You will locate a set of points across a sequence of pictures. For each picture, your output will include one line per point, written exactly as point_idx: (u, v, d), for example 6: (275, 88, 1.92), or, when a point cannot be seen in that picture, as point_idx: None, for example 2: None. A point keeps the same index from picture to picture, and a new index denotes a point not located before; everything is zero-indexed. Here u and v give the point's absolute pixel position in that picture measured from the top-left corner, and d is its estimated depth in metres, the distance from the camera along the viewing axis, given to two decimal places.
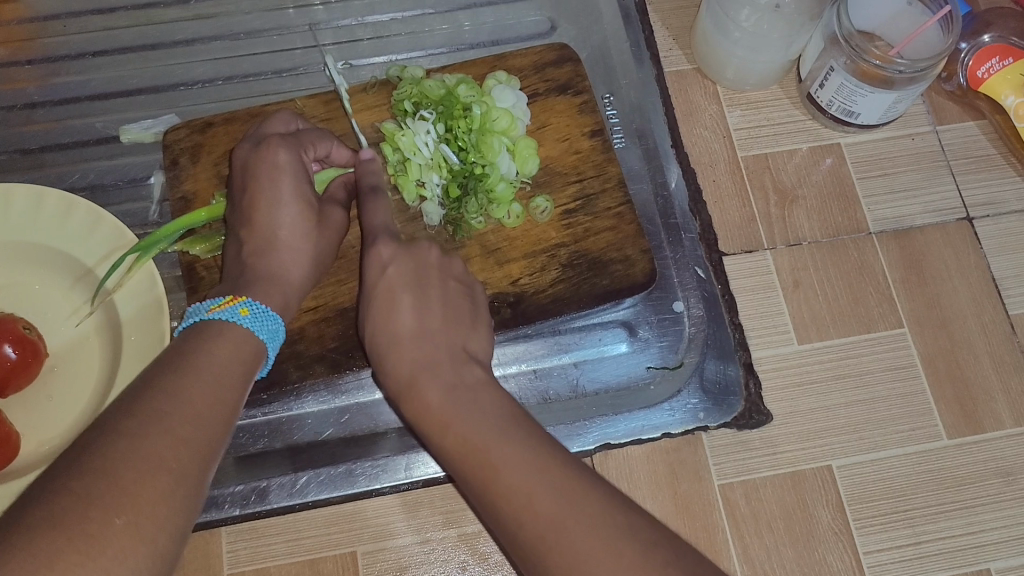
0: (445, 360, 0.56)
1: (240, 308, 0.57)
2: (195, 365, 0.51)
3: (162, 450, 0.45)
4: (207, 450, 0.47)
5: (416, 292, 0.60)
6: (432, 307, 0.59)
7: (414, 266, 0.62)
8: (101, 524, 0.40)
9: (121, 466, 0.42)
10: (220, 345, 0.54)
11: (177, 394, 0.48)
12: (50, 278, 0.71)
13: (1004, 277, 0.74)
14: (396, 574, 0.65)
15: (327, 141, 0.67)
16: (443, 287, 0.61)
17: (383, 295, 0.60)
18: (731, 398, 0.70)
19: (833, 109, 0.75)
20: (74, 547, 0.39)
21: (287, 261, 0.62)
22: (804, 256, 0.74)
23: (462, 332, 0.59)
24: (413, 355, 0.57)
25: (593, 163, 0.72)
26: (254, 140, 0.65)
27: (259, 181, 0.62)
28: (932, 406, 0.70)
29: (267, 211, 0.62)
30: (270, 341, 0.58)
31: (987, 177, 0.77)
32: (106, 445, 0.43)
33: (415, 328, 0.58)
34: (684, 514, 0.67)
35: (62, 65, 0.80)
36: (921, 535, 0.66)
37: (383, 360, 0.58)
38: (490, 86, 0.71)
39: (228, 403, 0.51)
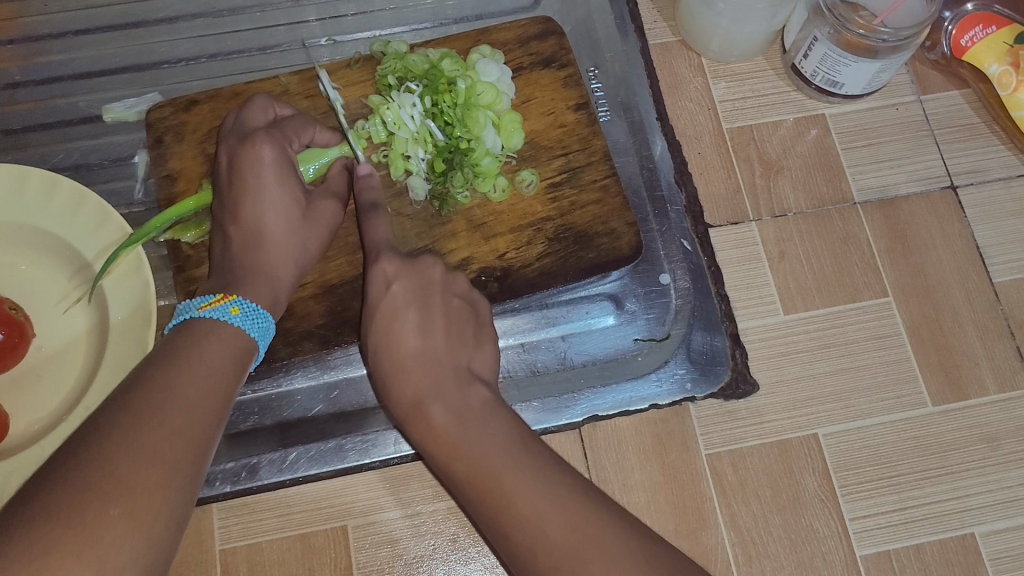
0: (448, 385, 0.58)
1: (231, 306, 0.57)
2: (187, 359, 0.51)
3: (156, 442, 0.45)
4: (202, 444, 0.47)
5: (421, 310, 0.62)
6: (436, 330, 0.61)
7: (418, 284, 0.63)
8: (94, 516, 0.40)
9: (116, 456, 0.43)
10: (212, 340, 0.54)
11: (170, 387, 0.48)
12: (36, 258, 0.70)
13: (988, 245, 0.74)
14: (387, 547, 0.65)
15: (310, 129, 0.67)
16: (448, 306, 0.63)
17: (385, 313, 0.62)
18: (718, 367, 0.70)
19: (818, 79, 0.75)
20: (70, 536, 0.39)
21: (277, 258, 0.63)
22: (789, 226, 0.75)
23: (466, 351, 0.61)
24: (418, 378, 0.59)
25: (578, 137, 0.72)
26: (239, 134, 0.65)
27: (246, 178, 0.63)
28: (917, 373, 0.70)
29: (255, 208, 0.63)
30: (261, 339, 0.59)
31: (972, 145, 0.77)
32: (102, 437, 0.43)
33: (419, 351, 0.60)
34: (672, 483, 0.67)
35: (43, 44, 0.79)
36: (907, 501, 0.67)
37: (388, 385, 0.60)
38: (473, 60, 0.71)
39: (221, 396, 0.51)
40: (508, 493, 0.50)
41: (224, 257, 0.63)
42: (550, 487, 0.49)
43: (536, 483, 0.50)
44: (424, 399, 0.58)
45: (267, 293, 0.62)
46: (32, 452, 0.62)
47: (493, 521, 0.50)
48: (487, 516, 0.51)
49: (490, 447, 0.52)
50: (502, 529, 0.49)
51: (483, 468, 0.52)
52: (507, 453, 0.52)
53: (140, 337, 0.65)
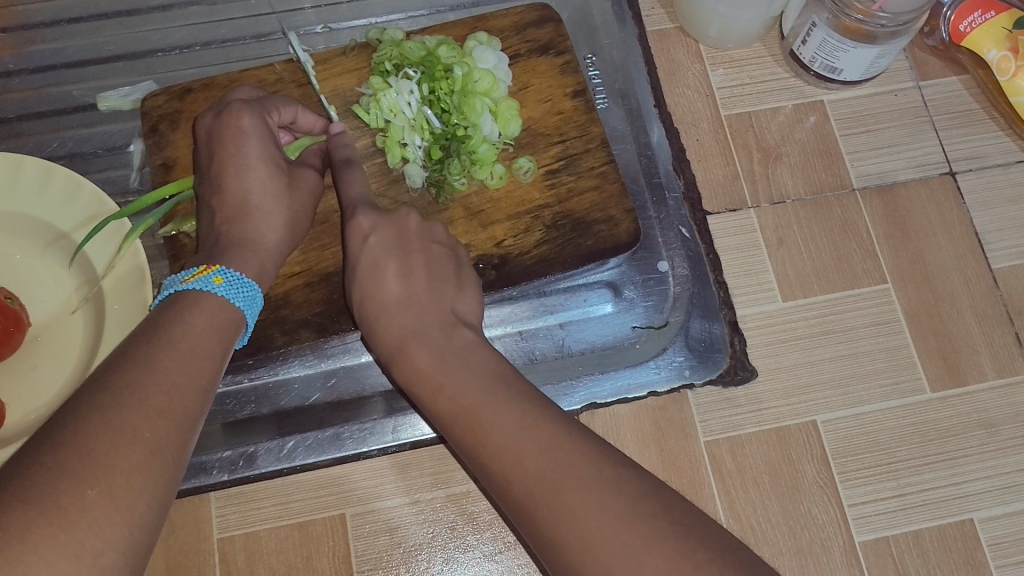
0: (431, 327, 0.58)
1: (215, 276, 0.57)
2: (168, 337, 0.51)
3: (136, 421, 0.44)
4: (185, 420, 0.47)
5: (400, 259, 0.62)
6: (416, 275, 0.61)
7: (395, 235, 0.63)
8: (71, 497, 0.39)
9: (94, 437, 0.42)
10: (195, 315, 0.54)
11: (150, 366, 0.48)
12: (30, 247, 0.70)
13: (987, 231, 0.74)
14: (385, 535, 0.65)
15: (294, 107, 0.67)
16: (427, 252, 0.63)
17: (366, 265, 0.62)
18: (716, 355, 0.70)
19: (816, 65, 0.75)
20: (50, 518, 0.38)
21: (262, 225, 0.62)
22: (788, 213, 0.74)
23: (448, 291, 0.61)
24: (400, 321, 0.59)
25: (575, 124, 0.72)
26: (218, 108, 0.65)
27: (227, 148, 0.62)
28: (916, 359, 0.70)
29: (236, 177, 0.62)
30: (249, 308, 0.58)
31: (971, 132, 0.77)
32: (80, 419, 0.43)
33: (399, 294, 0.60)
34: (670, 470, 0.67)
35: (37, 33, 0.78)
36: (906, 487, 0.67)
37: (373, 329, 0.60)
38: (470, 47, 0.70)
39: (204, 372, 0.51)
40: (498, 437, 0.49)
41: (210, 231, 0.62)
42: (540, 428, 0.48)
43: (529, 424, 0.49)
44: (407, 339, 0.58)
45: (263, 281, 0.62)
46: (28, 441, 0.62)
47: (484, 462, 0.50)
48: (480, 460, 0.50)
49: (480, 392, 0.52)
50: (495, 471, 0.49)
51: (476, 412, 0.51)
52: (496, 396, 0.51)
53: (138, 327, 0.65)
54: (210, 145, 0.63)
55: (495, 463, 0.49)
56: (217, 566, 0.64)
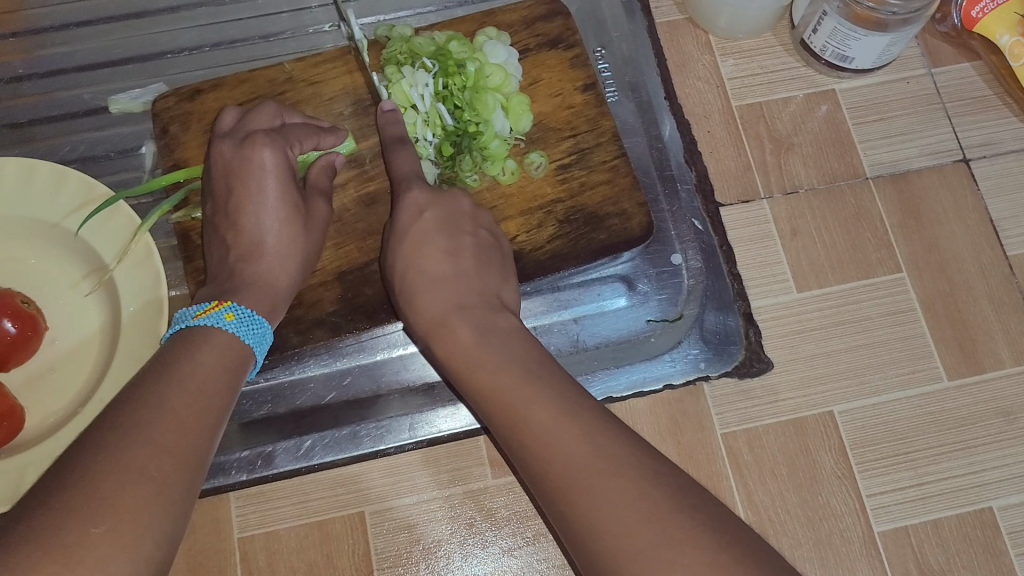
0: (476, 303, 0.61)
1: (226, 313, 0.58)
2: (176, 375, 0.51)
3: (144, 458, 0.45)
4: (194, 456, 0.47)
5: (450, 236, 0.63)
6: (464, 254, 0.62)
7: (447, 211, 0.64)
8: (77, 535, 0.40)
9: (100, 477, 0.43)
10: (205, 354, 0.54)
11: (158, 405, 0.48)
12: (46, 251, 0.70)
13: (1002, 219, 0.74)
14: (404, 532, 0.65)
15: (313, 136, 0.66)
16: (475, 234, 0.64)
17: (413, 239, 0.63)
18: (731, 347, 0.70)
19: (827, 54, 0.75)
20: (53, 556, 0.38)
21: (276, 267, 0.63)
22: (801, 203, 0.74)
23: (494, 277, 0.63)
24: (445, 302, 0.61)
25: (586, 117, 0.72)
26: (237, 137, 0.64)
27: (247, 185, 0.63)
28: (933, 348, 0.70)
29: (254, 219, 0.63)
30: (257, 348, 0.59)
31: (984, 118, 0.77)
32: (87, 460, 0.43)
33: (449, 273, 0.62)
34: (688, 464, 0.67)
35: (46, 37, 0.78)
36: (924, 477, 0.67)
37: (416, 299, 0.61)
38: (480, 42, 0.70)
39: (212, 410, 0.51)
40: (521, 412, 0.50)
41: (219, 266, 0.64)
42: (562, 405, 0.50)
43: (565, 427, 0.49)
44: (450, 313, 0.60)
45: (279, 283, 0.62)
46: (46, 445, 0.63)
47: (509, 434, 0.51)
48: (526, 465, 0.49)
49: (508, 364, 0.54)
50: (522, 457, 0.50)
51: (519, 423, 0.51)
52: (522, 373, 0.53)
53: (153, 328, 0.65)
54: (226, 176, 0.63)
55: (517, 435, 0.50)
56: (237, 566, 0.64)
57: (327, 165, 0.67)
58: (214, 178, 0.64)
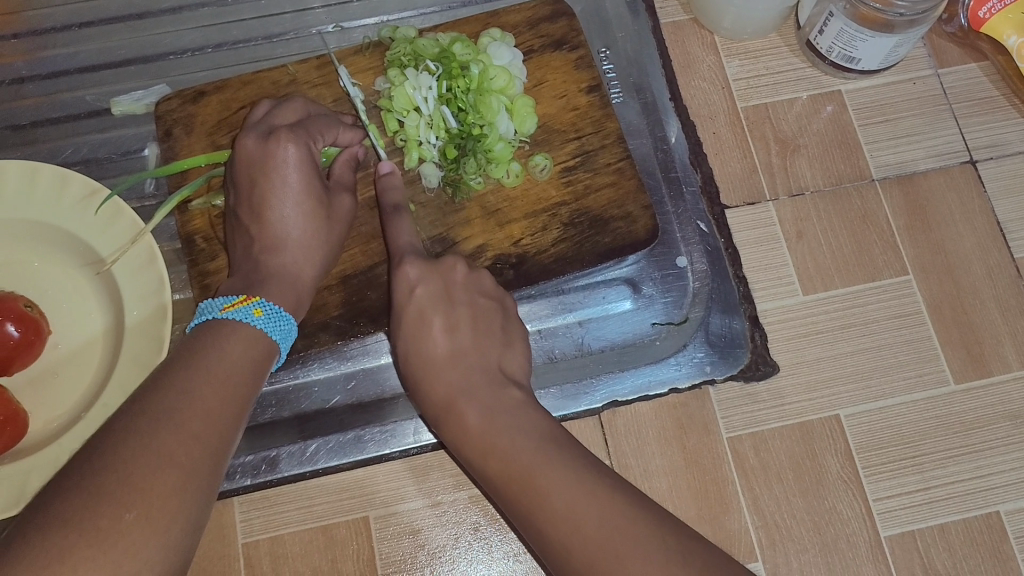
0: (480, 386, 0.58)
1: (255, 308, 0.57)
2: (206, 362, 0.51)
3: (175, 445, 0.45)
4: (221, 443, 0.48)
5: (444, 312, 0.62)
6: (462, 328, 0.61)
7: (440, 286, 0.62)
8: (110, 521, 0.40)
9: (133, 460, 0.43)
10: (232, 343, 0.54)
11: (188, 390, 0.48)
12: (49, 255, 0.70)
13: (1009, 221, 0.73)
14: (409, 537, 0.65)
15: (335, 128, 0.66)
16: (472, 303, 0.62)
17: (412, 316, 0.62)
18: (737, 350, 0.70)
19: (833, 56, 0.74)
20: (87, 542, 0.39)
21: (301, 260, 0.63)
22: (807, 206, 0.74)
23: (495, 348, 0.61)
24: (449, 379, 0.59)
25: (591, 120, 0.71)
26: (261, 130, 0.64)
27: (270, 178, 0.62)
28: (940, 352, 0.70)
29: (278, 211, 0.62)
30: (282, 341, 0.59)
31: (991, 119, 0.76)
32: (121, 441, 0.44)
33: (448, 350, 0.60)
34: (694, 467, 0.67)
35: (49, 38, 0.78)
36: (930, 481, 0.66)
37: (419, 385, 0.60)
38: (484, 44, 0.70)
39: (238, 399, 0.51)
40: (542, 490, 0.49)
41: (245, 258, 0.63)
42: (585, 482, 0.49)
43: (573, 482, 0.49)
44: (455, 398, 0.58)
45: (284, 285, 0.62)
46: (50, 451, 0.62)
47: (524, 507, 0.50)
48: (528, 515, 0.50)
49: (523, 444, 0.52)
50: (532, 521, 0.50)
51: (520, 471, 0.51)
52: None
53: (157, 334, 0.65)
54: (251, 170, 0.63)
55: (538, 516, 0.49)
56: (241, 570, 0.64)
57: (351, 157, 0.68)
58: (238, 172, 0.64)
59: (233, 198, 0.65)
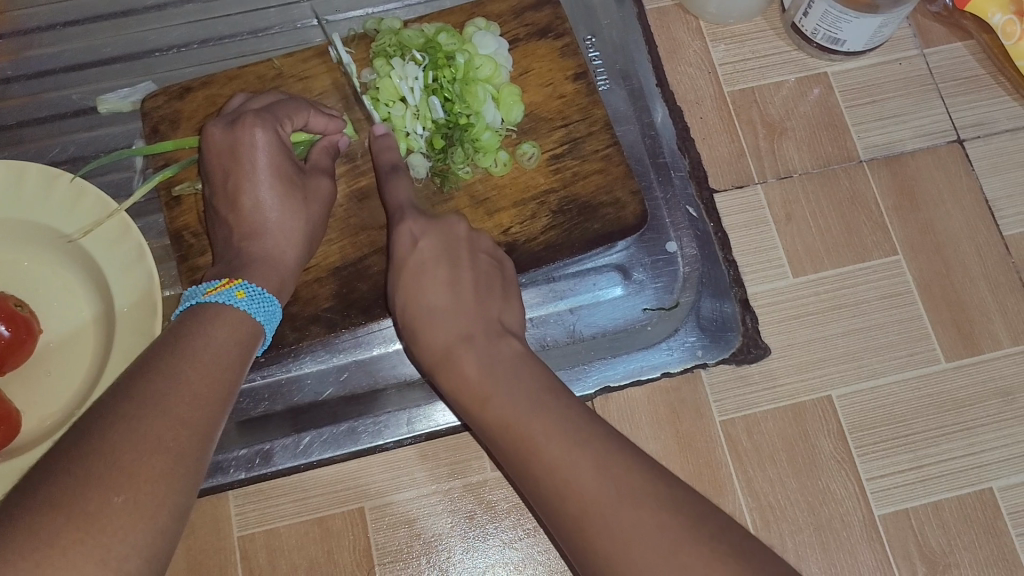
0: (480, 334, 0.58)
1: (237, 290, 0.57)
2: (191, 349, 0.51)
3: (162, 429, 0.45)
4: (209, 427, 0.48)
5: (447, 268, 0.62)
6: (463, 284, 0.61)
7: (442, 242, 0.63)
8: (97, 504, 0.40)
9: (120, 444, 0.43)
10: (216, 328, 0.54)
11: (173, 375, 0.48)
12: (39, 254, 0.70)
13: (996, 199, 0.73)
14: (404, 528, 0.65)
15: (304, 111, 0.65)
16: (474, 262, 0.63)
17: (412, 270, 0.62)
18: (728, 334, 0.70)
19: (819, 38, 0.74)
20: (74, 525, 0.39)
21: (282, 243, 0.63)
22: (795, 188, 0.74)
23: (495, 304, 0.61)
24: (448, 329, 0.59)
25: (577, 107, 0.71)
26: (228, 119, 0.63)
27: (240, 164, 0.62)
28: (930, 330, 0.70)
29: (253, 196, 0.62)
30: (269, 322, 0.59)
31: (977, 97, 0.76)
32: (107, 427, 0.44)
33: (449, 303, 0.60)
34: (687, 451, 0.67)
35: (33, 38, 0.78)
36: (924, 459, 0.67)
37: (416, 336, 0.61)
38: (469, 34, 0.70)
39: (226, 382, 0.51)
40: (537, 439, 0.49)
41: (228, 247, 0.63)
42: (576, 432, 0.49)
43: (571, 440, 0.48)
44: (454, 346, 0.58)
45: (274, 277, 0.62)
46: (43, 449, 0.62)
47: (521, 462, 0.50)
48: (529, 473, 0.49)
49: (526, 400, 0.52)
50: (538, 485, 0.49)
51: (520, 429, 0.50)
52: None
53: (148, 330, 0.65)
54: (220, 158, 0.63)
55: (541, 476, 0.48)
56: (238, 564, 0.64)
57: (330, 144, 0.68)
58: (210, 162, 0.63)
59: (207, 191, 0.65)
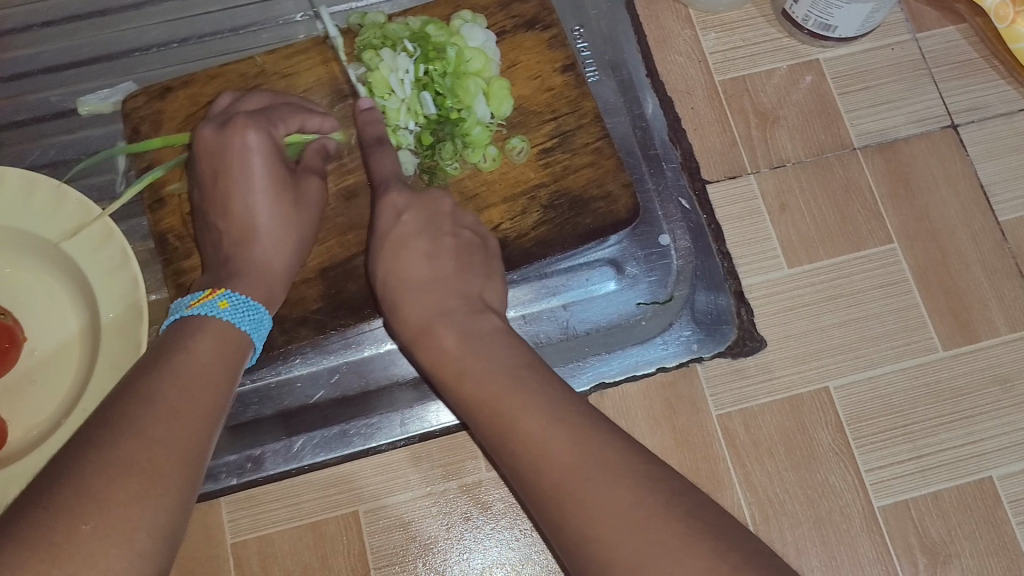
0: (457, 307, 0.59)
1: (220, 300, 0.57)
2: (169, 366, 0.50)
3: (137, 452, 0.43)
4: (186, 444, 0.46)
5: (431, 241, 0.62)
6: (446, 256, 0.62)
7: (426, 212, 0.63)
8: (67, 531, 0.38)
9: (92, 468, 0.41)
10: (197, 343, 0.53)
11: (149, 396, 0.47)
12: (22, 260, 0.69)
13: (992, 184, 0.73)
14: (399, 530, 0.64)
15: (299, 114, 0.65)
16: (457, 236, 0.63)
17: (393, 242, 0.62)
18: (723, 326, 0.69)
19: (810, 24, 0.73)
20: (42, 555, 0.37)
21: (270, 250, 0.62)
22: (788, 177, 0.73)
23: (477, 277, 0.62)
24: (425, 303, 0.60)
25: (567, 99, 0.70)
26: (220, 121, 0.62)
27: (231, 166, 0.61)
28: (927, 319, 0.69)
29: (245, 201, 0.61)
30: (257, 330, 0.58)
31: (971, 82, 0.75)
32: (78, 457, 0.42)
33: (428, 278, 0.61)
34: (684, 447, 0.66)
35: (10, 39, 0.76)
36: (922, 449, 0.66)
37: (397, 306, 0.61)
38: (456, 25, 0.68)
39: (205, 399, 0.50)
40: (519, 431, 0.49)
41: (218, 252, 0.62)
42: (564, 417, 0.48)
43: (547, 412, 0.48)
44: (435, 321, 0.59)
45: (262, 280, 0.61)
46: (29, 459, 0.61)
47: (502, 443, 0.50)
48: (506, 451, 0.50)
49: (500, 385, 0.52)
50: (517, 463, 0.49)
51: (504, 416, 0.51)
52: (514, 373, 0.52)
53: (134, 336, 0.63)
54: (211, 160, 0.62)
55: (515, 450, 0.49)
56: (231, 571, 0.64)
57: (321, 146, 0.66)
58: (200, 164, 0.62)
59: (198, 193, 0.64)
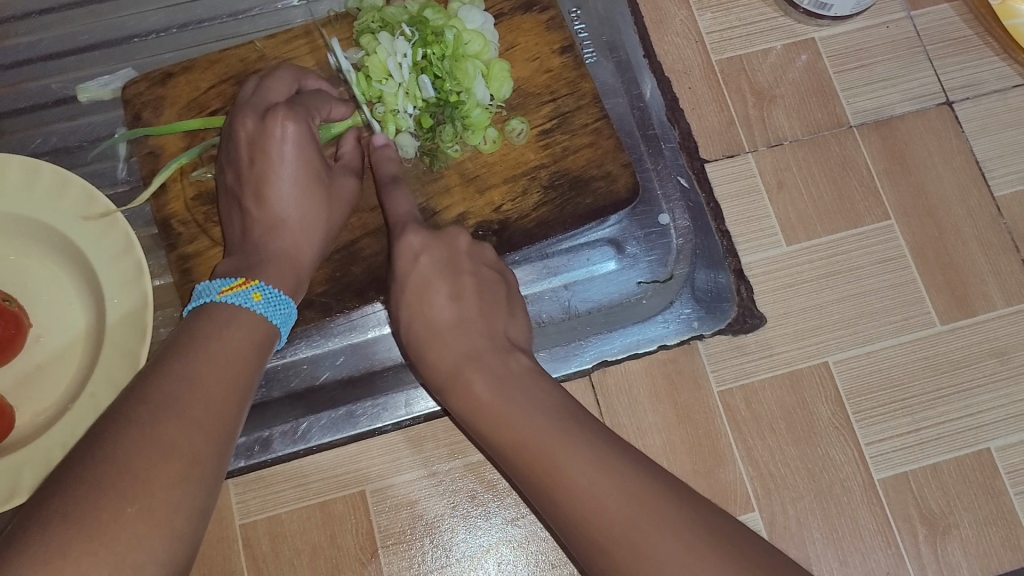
0: (485, 350, 0.59)
1: (254, 292, 0.56)
2: (205, 349, 0.51)
3: (177, 435, 0.44)
4: (220, 430, 0.47)
5: (452, 282, 0.62)
6: (467, 296, 0.62)
7: (445, 255, 0.62)
8: (110, 514, 0.40)
9: (130, 449, 0.42)
10: (232, 329, 0.54)
11: (185, 377, 0.48)
12: (25, 247, 0.69)
13: (987, 159, 0.73)
14: (406, 509, 0.65)
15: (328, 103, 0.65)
16: (478, 275, 0.63)
17: (415, 286, 0.62)
18: (723, 304, 0.70)
19: (806, 3, 0.74)
20: (86, 535, 0.38)
21: (298, 229, 0.62)
22: (786, 156, 0.74)
23: (501, 318, 0.62)
24: (455, 348, 0.59)
25: (565, 81, 0.70)
26: (256, 109, 0.62)
27: (267, 155, 0.61)
28: (925, 294, 0.70)
29: (275, 189, 0.62)
30: (284, 324, 0.58)
31: (965, 59, 0.76)
32: (119, 432, 0.43)
33: (455, 320, 0.61)
34: (686, 423, 0.67)
35: (9, 27, 0.76)
36: (922, 423, 0.67)
37: (423, 357, 0.61)
38: (454, 9, 0.69)
39: (240, 387, 0.50)
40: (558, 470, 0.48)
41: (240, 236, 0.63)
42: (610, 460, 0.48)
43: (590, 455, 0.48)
44: (465, 367, 0.58)
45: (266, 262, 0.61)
46: (39, 444, 0.62)
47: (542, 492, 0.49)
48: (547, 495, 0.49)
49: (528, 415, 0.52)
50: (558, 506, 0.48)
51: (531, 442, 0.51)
52: None
53: (139, 320, 0.64)
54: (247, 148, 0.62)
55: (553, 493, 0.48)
56: (241, 552, 0.64)
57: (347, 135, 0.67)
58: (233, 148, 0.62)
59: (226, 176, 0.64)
